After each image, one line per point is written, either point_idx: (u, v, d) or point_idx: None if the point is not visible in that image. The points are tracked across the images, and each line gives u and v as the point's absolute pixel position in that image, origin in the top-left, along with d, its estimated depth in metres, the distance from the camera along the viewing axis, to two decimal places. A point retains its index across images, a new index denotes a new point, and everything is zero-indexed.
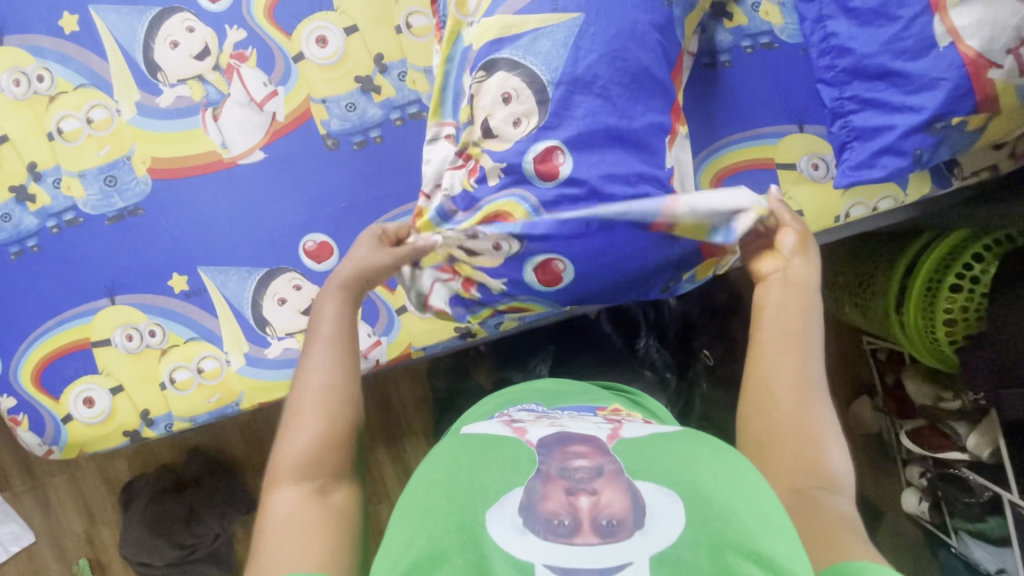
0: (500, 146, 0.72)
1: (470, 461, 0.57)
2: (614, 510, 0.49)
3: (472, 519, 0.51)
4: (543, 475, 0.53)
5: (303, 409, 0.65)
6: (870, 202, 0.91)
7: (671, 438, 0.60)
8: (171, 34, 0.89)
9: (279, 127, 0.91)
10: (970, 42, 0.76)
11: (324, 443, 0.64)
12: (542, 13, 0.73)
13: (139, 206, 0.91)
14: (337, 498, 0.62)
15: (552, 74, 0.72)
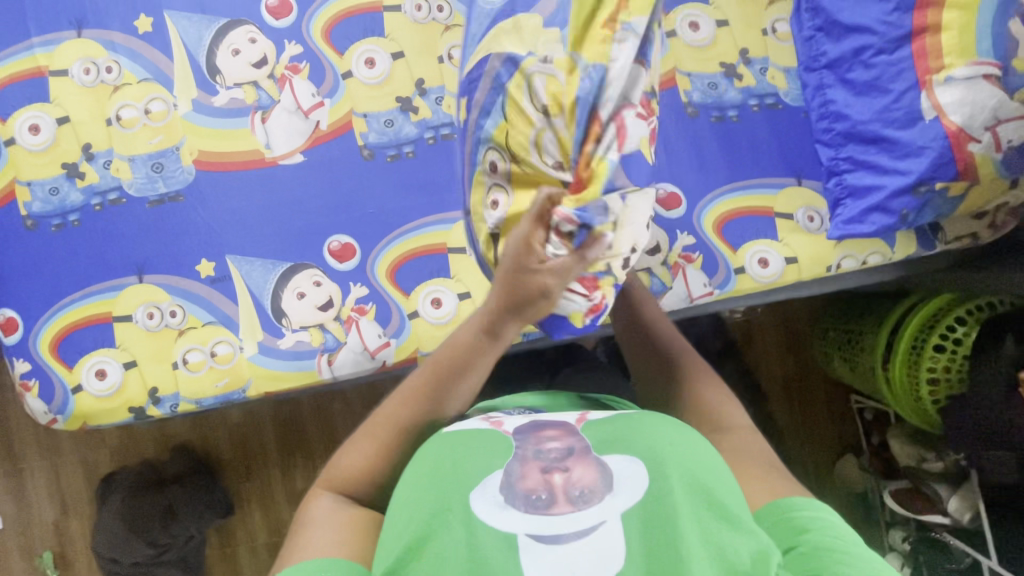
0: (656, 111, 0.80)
1: (451, 449, 0.61)
2: (585, 482, 0.57)
3: (460, 503, 0.56)
4: (520, 457, 0.59)
5: (373, 428, 0.70)
6: (860, 255, 0.99)
7: (629, 415, 0.64)
8: (233, 43, 0.97)
9: (320, 135, 0.98)
10: (953, 117, 0.84)
11: (376, 469, 0.69)
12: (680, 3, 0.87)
13: (180, 193, 0.97)
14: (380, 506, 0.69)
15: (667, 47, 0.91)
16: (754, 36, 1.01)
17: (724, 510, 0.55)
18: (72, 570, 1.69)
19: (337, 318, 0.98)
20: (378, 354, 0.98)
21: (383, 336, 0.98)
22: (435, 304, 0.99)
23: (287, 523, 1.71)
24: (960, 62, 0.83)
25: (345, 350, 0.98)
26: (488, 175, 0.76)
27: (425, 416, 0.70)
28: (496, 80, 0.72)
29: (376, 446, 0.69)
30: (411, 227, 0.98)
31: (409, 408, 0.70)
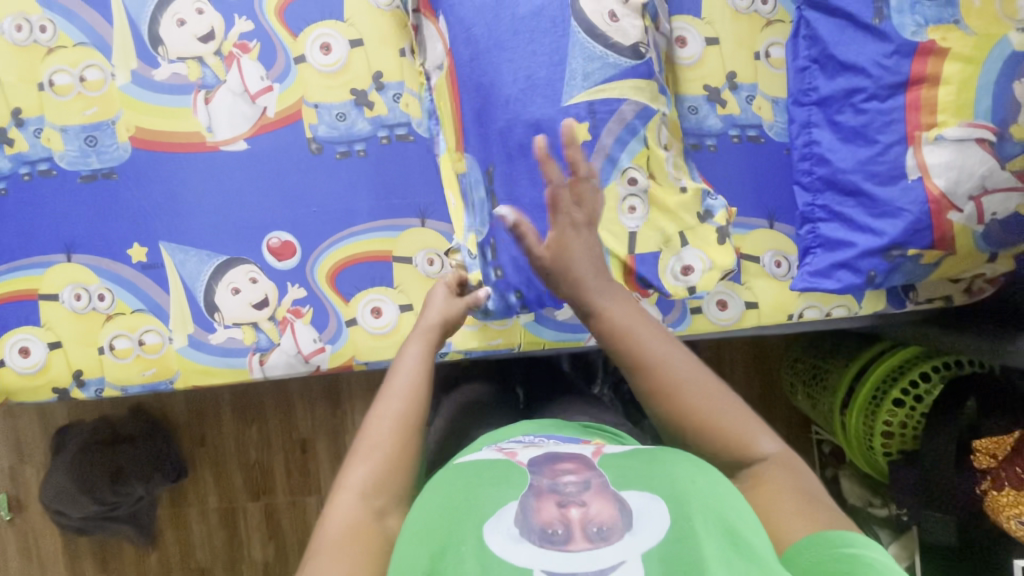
0: (605, 130, 0.79)
1: (466, 484, 0.56)
2: (603, 518, 0.50)
3: (474, 536, 0.51)
4: (535, 491, 0.53)
5: (379, 437, 0.64)
6: (824, 306, 0.94)
7: (646, 450, 0.61)
8: (179, 12, 0.90)
9: (267, 122, 0.92)
10: (936, 180, 0.77)
11: (394, 470, 0.63)
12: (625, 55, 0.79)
13: (114, 170, 0.91)
14: (391, 524, 0.61)
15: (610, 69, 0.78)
16: (745, 59, 0.92)
17: (754, 553, 0.49)
18: (25, 513, 1.71)
19: (271, 318, 0.94)
20: (312, 359, 0.95)
21: (318, 341, 0.94)
22: (375, 313, 0.94)
23: (238, 491, 1.72)
24: (954, 120, 0.76)
25: (278, 352, 0.94)
26: (623, 187, 0.81)
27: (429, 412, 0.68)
28: (629, 127, 0.79)
29: (379, 453, 0.64)
30: (352, 233, 0.93)
31: (410, 406, 0.67)
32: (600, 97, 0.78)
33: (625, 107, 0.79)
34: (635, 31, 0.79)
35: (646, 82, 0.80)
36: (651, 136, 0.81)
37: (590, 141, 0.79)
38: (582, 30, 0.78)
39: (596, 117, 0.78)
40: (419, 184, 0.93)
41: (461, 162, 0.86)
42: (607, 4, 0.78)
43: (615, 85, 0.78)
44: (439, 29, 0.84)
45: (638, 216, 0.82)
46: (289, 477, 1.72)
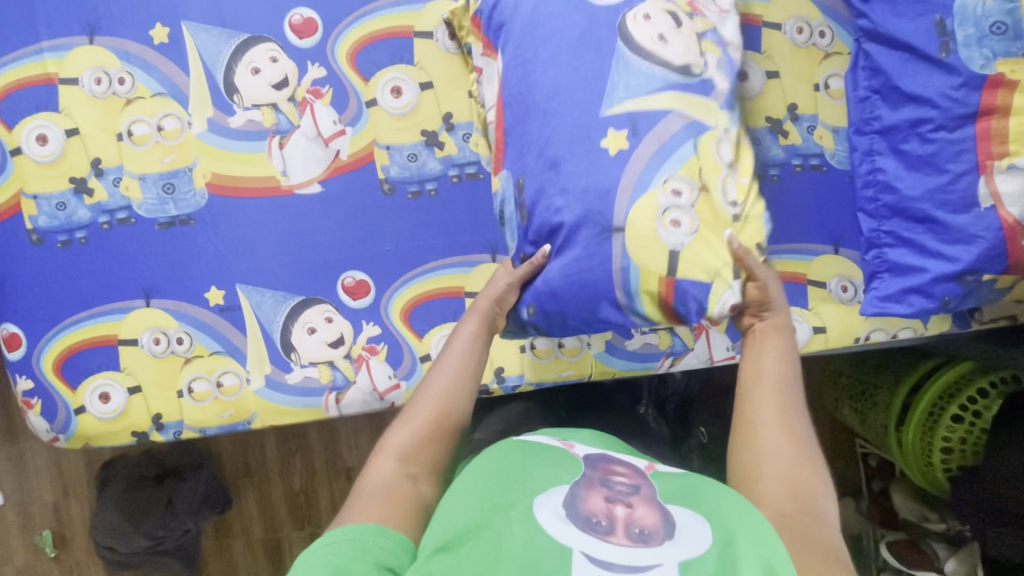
0: (663, 137, 0.78)
1: (524, 459, 0.60)
2: (646, 522, 0.53)
3: (524, 501, 0.54)
4: (587, 481, 0.57)
5: (421, 405, 0.70)
6: (891, 329, 0.96)
7: (697, 475, 0.62)
8: (254, 61, 0.92)
9: (340, 165, 0.94)
10: (1010, 209, 0.79)
11: (432, 442, 0.67)
12: (671, 70, 0.79)
13: (191, 217, 0.93)
14: (422, 488, 0.64)
15: (660, 84, 0.79)
16: (805, 91, 0.94)
17: None
18: (70, 549, 1.70)
19: (347, 356, 0.95)
20: (387, 395, 0.96)
21: (393, 377, 0.96)
22: None
23: (284, 520, 1.72)
24: None
25: (354, 390, 0.95)
26: (665, 198, 0.78)
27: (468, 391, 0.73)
28: (676, 137, 0.79)
29: (427, 421, 0.68)
30: (425, 270, 0.95)
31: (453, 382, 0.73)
32: (647, 105, 0.79)
33: (669, 120, 0.79)
34: (686, 51, 0.81)
35: (701, 98, 0.80)
36: (703, 147, 0.79)
37: (627, 149, 0.78)
38: (628, 50, 0.79)
39: (638, 124, 0.78)
40: (489, 221, 0.95)
41: (495, 182, 0.88)
42: (657, 27, 0.80)
43: (653, 99, 0.79)
44: (497, 66, 0.87)
45: (683, 229, 0.78)
46: (335, 505, 1.72)
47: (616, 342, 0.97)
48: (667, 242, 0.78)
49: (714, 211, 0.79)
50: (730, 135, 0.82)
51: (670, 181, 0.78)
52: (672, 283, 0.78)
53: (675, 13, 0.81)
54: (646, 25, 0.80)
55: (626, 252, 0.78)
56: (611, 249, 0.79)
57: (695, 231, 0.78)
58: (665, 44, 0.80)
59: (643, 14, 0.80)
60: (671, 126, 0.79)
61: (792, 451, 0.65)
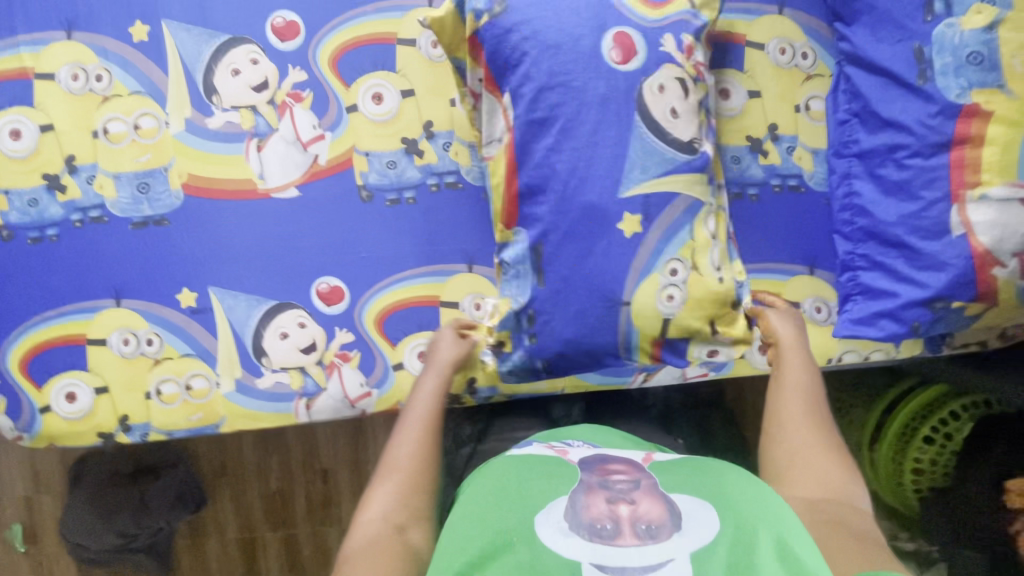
0: (671, 210, 0.83)
1: (521, 473, 0.62)
2: (651, 517, 0.55)
3: (527, 521, 0.57)
4: (586, 486, 0.59)
5: (393, 463, 0.73)
6: (863, 351, 0.96)
7: (697, 461, 0.64)
8: (234, 62, 0.91)
9: (318, 170, 0.93)
10: (981, 238, 0.79)
11: (410, 498, 0.70)
12: (682, 154, 0.83)
13: (165, 217, 0.92)
14: (412, 537, 0.67)
15: (671, 159, 0.82)
16: (786, 112, 0.94)
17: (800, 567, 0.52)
18: (40, 544, 1.68)
19: (320, 362, 0.95)
20: (358, 403, 0.95)
21: (365, 385, 0.95)
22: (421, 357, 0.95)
23: (259, 522, 1.71)
24: (998, 180, 0.78)
25: (325, 397, 0.95)
26: (664, 277, 0.83)
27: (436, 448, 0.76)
28: (678, 221, 0.84)
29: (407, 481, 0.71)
30: (400, 278, 0.94)
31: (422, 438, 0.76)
32: (659, 185, 0.82)
33: (676, 204, 0.83)
34: (691, 127, 0.83)
35: (700, 176, 0.84)
36: (697, 228, 0.85)
37: (641, 232, 0.82)
38: (644, 127, 0.81)
39: (650, 210, 0.82)
40: (466, 231, 0.95)
41: (507, 235, 0.85)
42: (669, 100, 0.81)
43: (665, 181, 0.82)
44: (504, 106, 0.83)
45: (677, 302, 0.83)
46: (310, 509, 1.70)
47: None
48: (662, 312, 0.83)
49: (707, 284, 0.84)
50: (714, 207, 0.87)
51: (669, 261, 0.83)
52: (662, 343, 0.85)
53: (683, 80, 0.82)
54: (660, 97, 0.81)
55: (631, 322, 0.83)
56: (618, 318, 0.82)
57: (689, 302, 0.83)
58: (674, 122, 0.82)
59: (658, 85, 0.81)
60: (675, 209, 0.83)
61: (821, 450, 0.72)
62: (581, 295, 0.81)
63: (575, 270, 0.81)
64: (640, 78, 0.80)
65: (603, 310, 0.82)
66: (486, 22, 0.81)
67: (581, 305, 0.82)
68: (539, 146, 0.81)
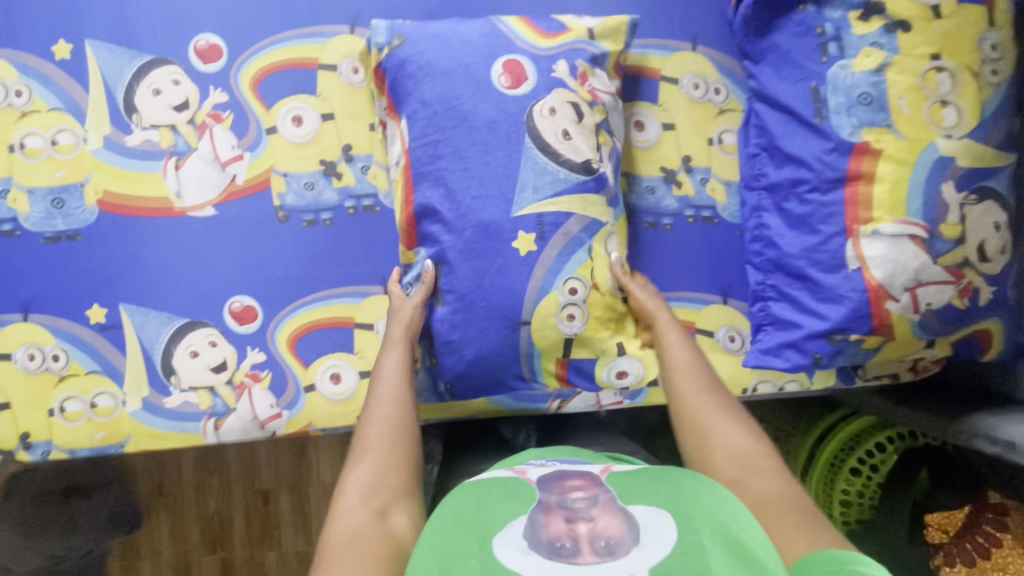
0: (565, 230, 0.85)
1: (472, 496, 0.56)
2: (611, 534, 0.50)
3: (479, 548, 0.50)
4: (544, 506, 0.53)
5: (367, 442, 0.71)
6: (777, 381, 0.97)
7: (664, 471, 0.58)
8: (155, 82, 0.93)
9: (235, 189, 0.94)
10: (874, 272, 0.80)
11: (389, 476, 0.68)
12: (575, 173, 0.85)
13: (79, 232, 0.92)
14: (395, 522, 0.64)
15: (564, 179, 0.85)
16: (699, 144, 0.97)
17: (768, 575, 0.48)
18: None
19: (229, 382, 0.93)
20: (268, 425, 0.94)
21: (275, 407, 0.94)
22: (334, 378, 0.94)
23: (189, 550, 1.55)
24: (889, 217, 0.80)
25: (233, 417, 0.93)
26: (564, 295, 0.85)
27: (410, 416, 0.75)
28: (575, 239, 0.86)
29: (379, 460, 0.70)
30: (316, 298, 0.94)
31: (393, 411, 0.75)
32: (551, 202, 0.85)
33: (571, 222, 0.86)
34: (587, 149, 0.86)
35: (596, 195, 0.87)
36: (595, 248, 0.87)
37: (535, 249, 0.84)
38: (535, 147, 0.84)
39: (545, 227, 0.85)
40: (383, 254, 0.95)
41: (410, 255, 0.89)
42: (561, 123, 0.85)
43: (558, 199, 0.85)
44: (401, 131, 0.89)
45: (578, 322, 0.86)
46: (247, 534, 1.54)
47: None
48: (564, 332, 0.86)
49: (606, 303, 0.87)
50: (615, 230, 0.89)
51: (570, 280, 0.86)
52: (567, 363, 0.88)
53: (576, 104, 0.86)
54: (550, 120, 0.85)
55: (533, 343, 0.86)
56: (520, 338, 0.86)
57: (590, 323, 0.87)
58: (567, 144, 0.85)
59: (549, 108, 0.85)
60: (569, 228, 0.85)
61: (725, 417, 0.74)
62: (479, 318, 0.84)
63: (471, 290, 0.84)
64: (528, 101, 0.85)
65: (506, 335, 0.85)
66: (386, 53, 0.88)
67: (480, 330, 0.84)
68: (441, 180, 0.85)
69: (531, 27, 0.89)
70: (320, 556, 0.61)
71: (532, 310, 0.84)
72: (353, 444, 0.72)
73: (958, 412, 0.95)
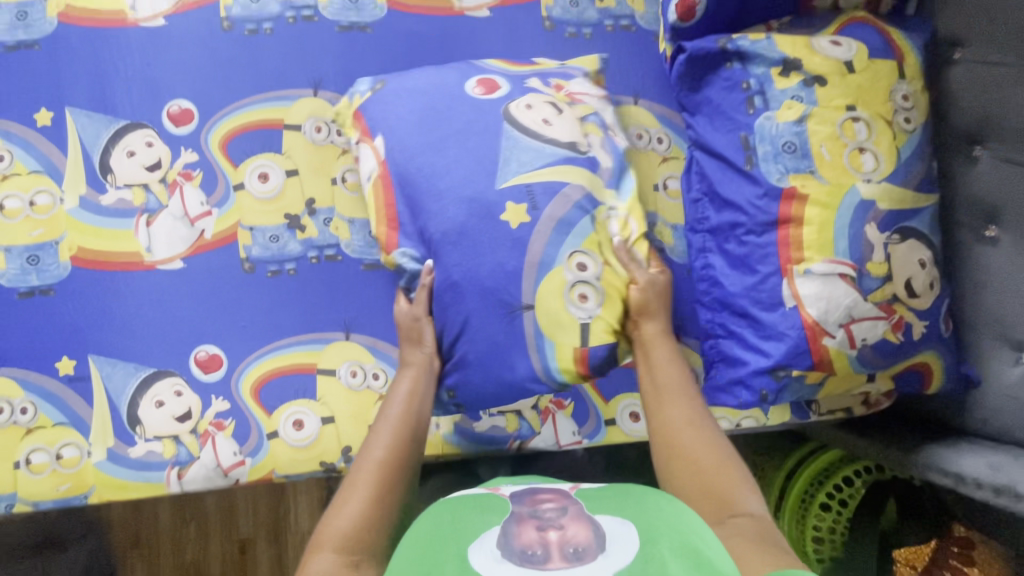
0: (564, 202, 0.86)
1: (443, 508, 0.57)
2: (578, 540, 0.52)
3: (455, 554, 0.51)
4: (516, 516, 0.55)
5: (358, 480, 0.72)
6: (733, 418, 0.99)
7: (626, 487, 0.60)
8: (130, 145, 0.98)
9: (203, 243, 0.98)
10: (810, 310, 0.84)
11: (370, 523, 0.68)
12: (561, 151, 0.88)
13: (52, 287, 0.96)
14: (365, 575, 0.64)
15: (552, 156, 0.87)
16: (646, 190, 1.02)
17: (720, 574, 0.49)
18: None
19: (193, 431, 0.95)
20: (231, 472, 0.95)
21: (238, 454, 0.95)
22: (296, 425, 0.96)
23: None
24: (818, 257, 0.84)
25: (196, 466, 0.95)
26: (571, 273, 0.86)
27: (405, 459, 0.76)
28: (577, 207, 0.87)
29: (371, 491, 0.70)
30: (279, 345, 0.97)
31: (388, 450, 0.76)
32: (543, 178, 0.86)
33: (570, 189, 0.87)
34: (570, 132, 0.90)
35: (587, 172, 0.89)
36: (599, 219, 0.88)
37: (530, 222, 0.85)
38: (518, 132, 0.88)
39: (535, 198, 0.86)
40: (344, 301, 0.99)
41: (391, 259, 0.90)
42: (540, 113, 0.89)
43: (553, 173, 0.87)
44: (374, 147, 0.91)
45: (590, 303, 0.86)
46: None
47: (464, 423, 0.97)
48: (578, 316, 0.86)
49: (615, 279, 0.88)
50: (620, 210, 0.91)
51: (575, 256, 0.86)
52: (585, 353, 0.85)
53: (554, 103, 0.91)
54: (528, 112, 0.89)
55: (540, 330, 0.85)
56: (524, 325, 0.85)
57: (601, 299, 0.86)
58: (550, 128, 0.89)
59: (526, 104, 0.90)
60: (568, 199, 0.86)
61: (705, 442, 0.76)
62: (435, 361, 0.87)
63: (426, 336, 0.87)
64: (505, 102, 0.90)
65: (508, 323, 0.84)
66: (369, 93, 0.95)
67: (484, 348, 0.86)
68: (431, 172, 0.87)
69: (506, 62, 0.97)
70: None
71: (532, 293, 0.84)
72: (343, 482, 0.73)
73: (925, 441, 0.93)
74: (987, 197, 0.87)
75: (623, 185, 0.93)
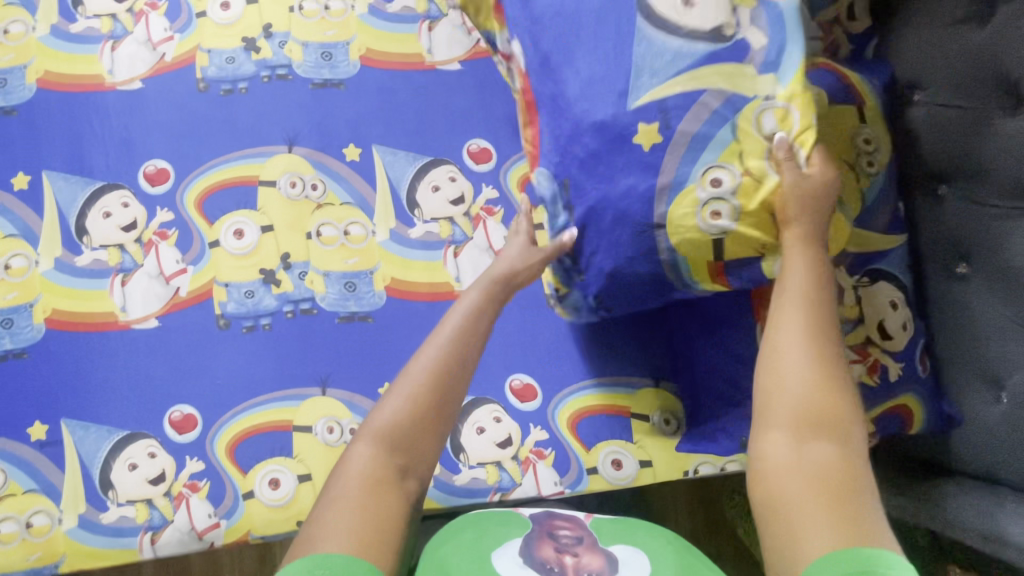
0: (704, 108, 0.72)
1: (476, 523, 0.69)
2: (592, 567, 0.63)
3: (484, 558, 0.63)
4: (537, 534, 0.67)
5: (409, 384, 0.64)
6: (718, 462, 0.93)
7: (637, 521, 0.72)
8: (106, 206, 0.99)
9: (178, 301, 0.98)
10: None
11: (418, 432, 0.62)
12: (708, 37, 0.72)
13: (25, 350, 0.95)
14: (409, 486, 0.61)
15: (695, 48, 0.73)
16: None
17: None
18: None
19: (167, 493, 0.93)
20: (206, 535, 0.93)
21: (213, 516, 0.93)
22: (272, 484, 0.94)
23: None
24: None
25: (170, 530, 0.93)
26: (705, 189, 0.72)
27: (465, 370, 0.66)
28: (716, 115, 0.72)
29: (417, 400, 0.63)
30: (256, 403, 0.96)
31: (447, 357, 0.66)
32: (686, 82, 0.73)
33: (708, 96, 0.72)
34: (715, 11, 0.73)
35: (735, 64, 0.73)
36: (743, 124, 0.72)
37: (662, 143, 0.73)
38: (647, 20, 0.73)
39: (669, 114, 0.73)
40: (320, 355, 0.98)
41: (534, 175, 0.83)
42: None
43: (695, 75, 0.72)
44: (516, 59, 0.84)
45: (725, 219, 0.72)
46: None
47: (443, 476, 0.95)
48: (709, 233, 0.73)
49: (759, 190, 0.72)
50: (773, 101, 0.73)
51: (710, 171, 0.72)
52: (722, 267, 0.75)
53: None
54: None
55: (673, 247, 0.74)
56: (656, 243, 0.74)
57: (740, 214, 0.72)
58: (693, 7, 0.73)
59: None
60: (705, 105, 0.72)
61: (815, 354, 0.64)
62: None
63: None
64: None
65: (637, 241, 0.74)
66: None
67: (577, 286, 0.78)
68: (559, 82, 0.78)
69: None
70: (326, 493, 0.60)
71: (664, 212, 0.73)
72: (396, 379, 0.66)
73: (914, 480, 0.92)
74: (953, 235, 0.87)
75: (785, 66, 0.72)
